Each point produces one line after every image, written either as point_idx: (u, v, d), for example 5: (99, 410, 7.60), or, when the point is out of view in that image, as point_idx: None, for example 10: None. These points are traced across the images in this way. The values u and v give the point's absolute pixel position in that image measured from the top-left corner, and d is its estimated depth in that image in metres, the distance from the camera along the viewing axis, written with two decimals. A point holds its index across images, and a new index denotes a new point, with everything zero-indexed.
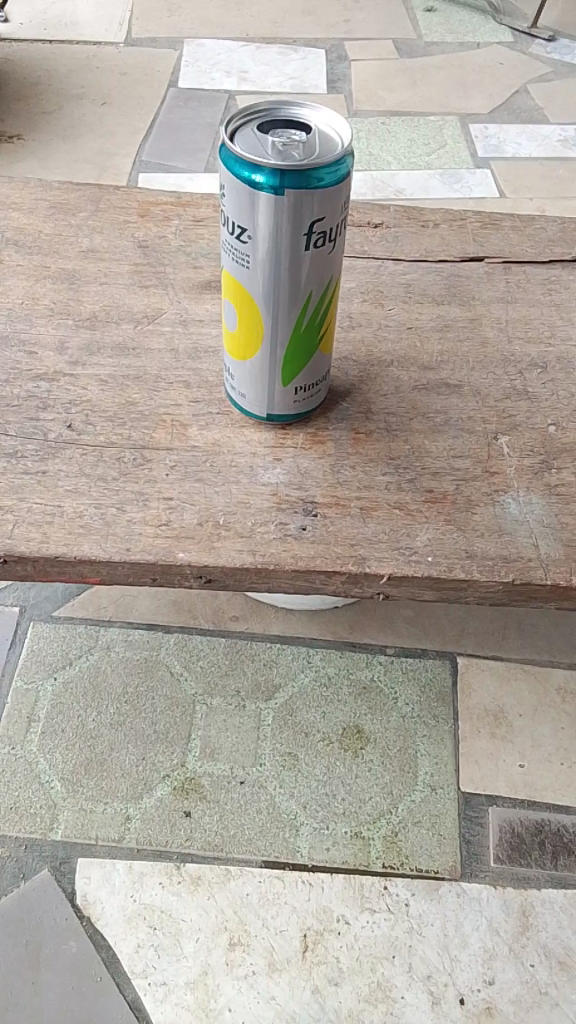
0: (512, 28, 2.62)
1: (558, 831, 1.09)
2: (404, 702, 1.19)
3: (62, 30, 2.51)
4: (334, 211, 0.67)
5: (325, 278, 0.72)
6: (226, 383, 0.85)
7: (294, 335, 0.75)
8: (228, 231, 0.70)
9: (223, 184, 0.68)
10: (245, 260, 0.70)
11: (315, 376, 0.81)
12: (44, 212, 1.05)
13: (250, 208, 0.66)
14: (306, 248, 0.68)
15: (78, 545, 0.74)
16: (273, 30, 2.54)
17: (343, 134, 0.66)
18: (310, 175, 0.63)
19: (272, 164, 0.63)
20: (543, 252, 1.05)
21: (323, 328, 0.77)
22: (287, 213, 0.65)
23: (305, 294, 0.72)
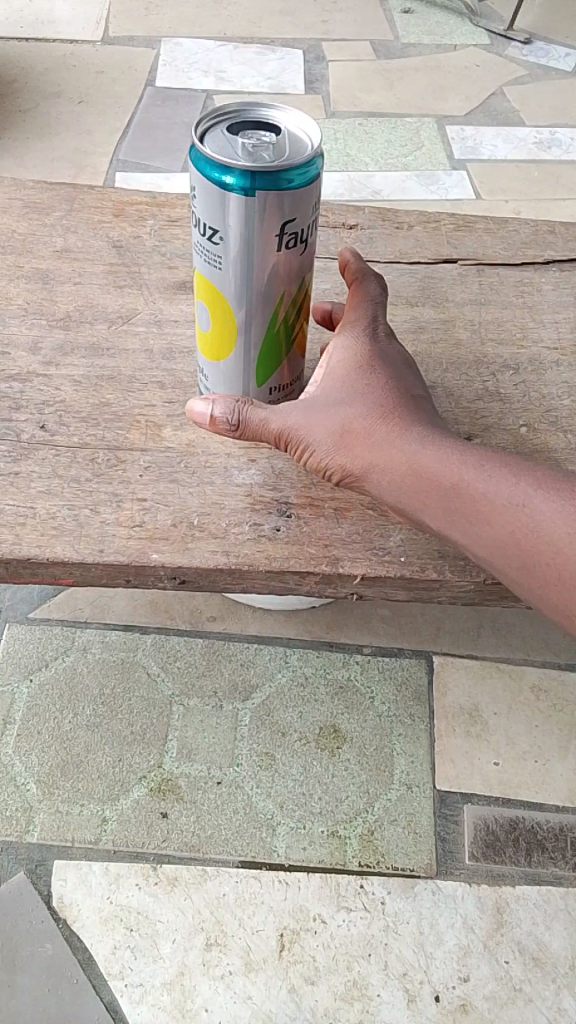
0: (488, 31, 2.63)
1: (532, 828, 1.11)
2: (380, 701, 1.19)
3: (39, 28, 2.49)
4: (305, 212, 0.68)
5: (297, 279, 0.73)
6: (199, 382, 0.85)
7: (267, 335, 0.75)
8: (199, 233, 0.70)
9: (194, 186, 0.68)
10: (216, 262, 0.70)
11: (289, 376, 0.81)
12: (17, 211, 1.04)
13: (222, 209, 0.66)
14: (278, 249, 0.69)
15: (51, 546, 0.74)
16: (251, 30, 2.54)
17: (313, 136, 0.67)
18: (281, 176, 0.63)
19: (243, 166, 0.63)
20: (516, 254, 1.06)
21: (295, 328, 0.77)
22: (257, 214, 0.65)
23: (278, 294, 0.72)
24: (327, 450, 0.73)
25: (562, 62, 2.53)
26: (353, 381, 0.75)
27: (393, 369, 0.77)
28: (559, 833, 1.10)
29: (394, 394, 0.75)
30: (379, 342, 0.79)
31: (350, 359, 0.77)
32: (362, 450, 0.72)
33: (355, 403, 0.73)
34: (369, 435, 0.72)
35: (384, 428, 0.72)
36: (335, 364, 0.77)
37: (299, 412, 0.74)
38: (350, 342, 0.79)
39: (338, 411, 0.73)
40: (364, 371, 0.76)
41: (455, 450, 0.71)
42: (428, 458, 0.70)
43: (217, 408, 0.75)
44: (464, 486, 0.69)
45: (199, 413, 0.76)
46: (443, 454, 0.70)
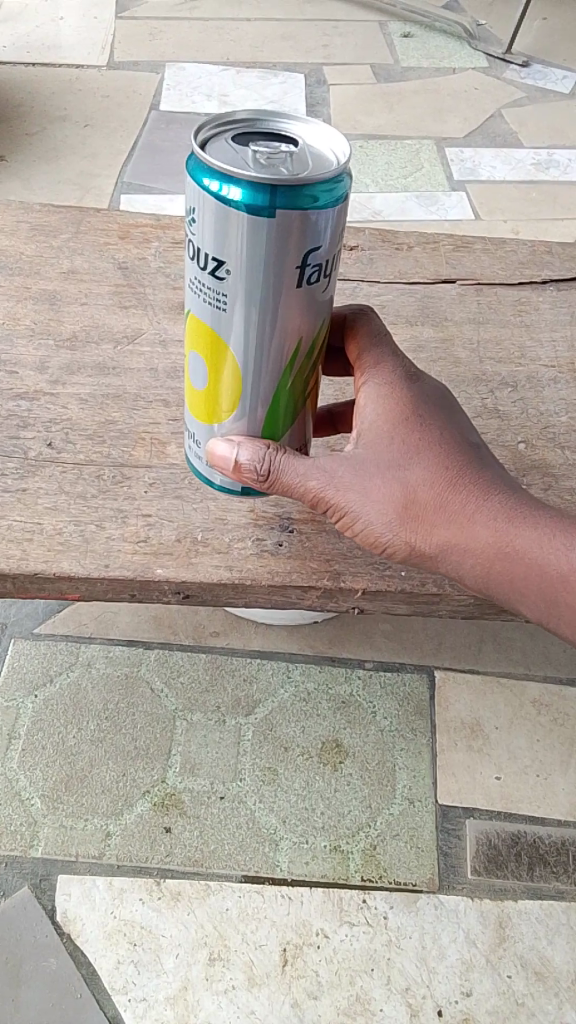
0: (487, 54, 2.68)
1: (534, 843, 1.11)
2: (382, 716, 1.20)
3: (45, 53, 2.54)
4: (330, 238, 0.61)
5: (319, 315, 0.66)
6: (189, 449, 0.78)
7: (280, 390, 0.69)
8: (199, 265, 0.63)
9: (195, 205, 0.60)
10: (220, 300, 0.63)
11: (302, 431, 0.75)
12: (24, 234, 1.07)
13: (229, 235, 0.59)
14: (299, 282, 0.62)
15: (58, 561, 0.75)
16: (253, 54, 2.59)
17: (338, 149, 0.59)
18: (306, 194, 0.56)
19: (260, 178, 0.55)
20: (514, 274, 1.08)
21: (311, 377, 0.71)
22: (276, 238, 0.58)
23: (295, 340, 0.66)
24: (384, 524, 0.69)
25: (560, 84, 2.57)
26: (406, 437, 0.70)
27: (442, 417, 0.73)
28: (560, 847, 1.11)
29: (450, 450, 0.71)
30: (414, 381, 0.74)
31: (394, 410, 0.72)
32: (426, 526, 0.69)
33: (413, 466, 0.69)
34: (436, 506, 0.69)
35: (450, 498, 0.69)
36: (378, 414, 0.72)
37: (349, 477, 0.69)
38: (385, 384, 0.73)
39: (397, 476, 0.69)
40: (414, 423, 0.71)
41: (528, 522, 0.70)
42: (503, 535, 0.69)
43: (244, 454, 0.70)
44: (546, 566, 0.69)
45: (222, 455, 0.72)
46: (520, 528, 0.69)
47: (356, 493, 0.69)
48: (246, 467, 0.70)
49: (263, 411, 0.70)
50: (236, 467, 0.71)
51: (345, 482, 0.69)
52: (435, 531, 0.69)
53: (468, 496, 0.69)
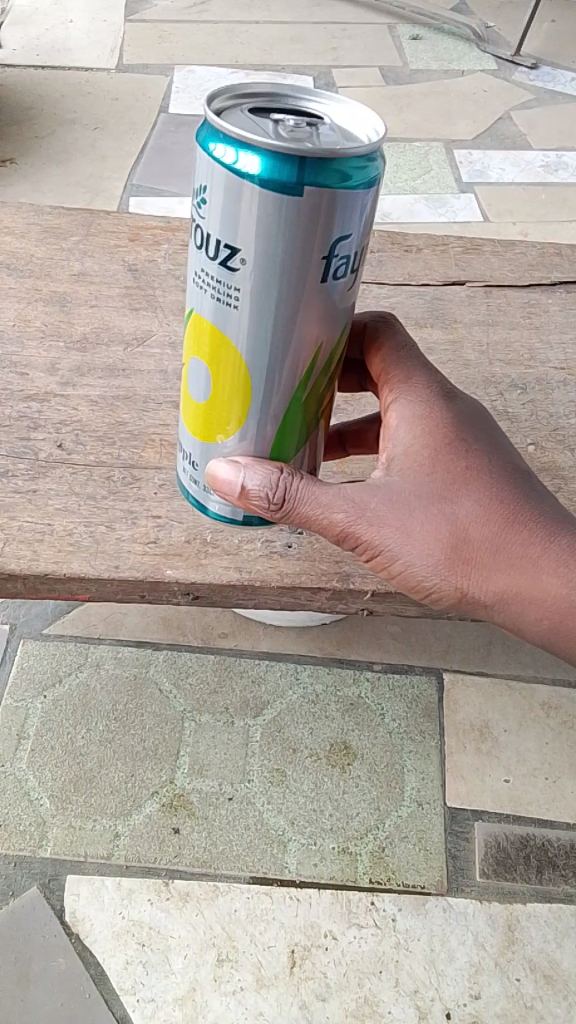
0: (495, 57, 2.68)
1: (543, 845, 1.11)
2: (391, 718, 1.20)
3: (55, 56, 2.55)
4: (358, 229, 0.55)
5: (340, 319, 0.60)
6: (184, 472, 0.72)
7: (294, 405, 0.63)
8: (207, 254, 0.56)
9: (207, 181, 0.54)
10: (232, 296, 0.56)
11: (313, 452, 0.70)
12: (35, 236, 1.07)
13: (243, 218, 0.53)
14: (322, 279, 0.56)
15: (68, 562, 0.76)
16: (262, 57, 2.59)
17: (372, 126, 0.54)
18: (335, 169, 0.51)
19: (286, 148, 0.50)
20: (523, 276, 1.08)
21: (326, 393, 0.65)
22: (302, 220, 0.52)
23: (313, 348, 0.60)
24: (424, 563, 0.65)
25: (569, 86, 2.57)
26: (454, 468, 0.67)
27: (483, 443, 0.69)
28: (569, 850, 1.11)
29: (494, 481, 0.67)
30: (453, 405, 0.71)
31: (431, 437, 0.68)
32: (470, 564, 0.65)
33: (460, 500, 0.65)
34: (482, 543, 0.65)
35: (497, 535, 0.65)
36: (412, 442, 0.68)
37: (385, 511, 0.65)
38: (422, 409, 0.70)
39: (443, 512, 0.65)
40: (459, 452, 0.67)
41: None
42: (556, 577, 0.66)
43: (251, 480, 0.64)
44: None
45: (225, 479, 0.65)
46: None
47: (394, 529, 0.65)
48: (255, 493, 0.64)
49: (273, 429, 0.64)
50: (243, 493, 0.64)
51: (380, 516, 0.65)
52: (484, 571, 0.65)
53: (520, 533, 0.66)
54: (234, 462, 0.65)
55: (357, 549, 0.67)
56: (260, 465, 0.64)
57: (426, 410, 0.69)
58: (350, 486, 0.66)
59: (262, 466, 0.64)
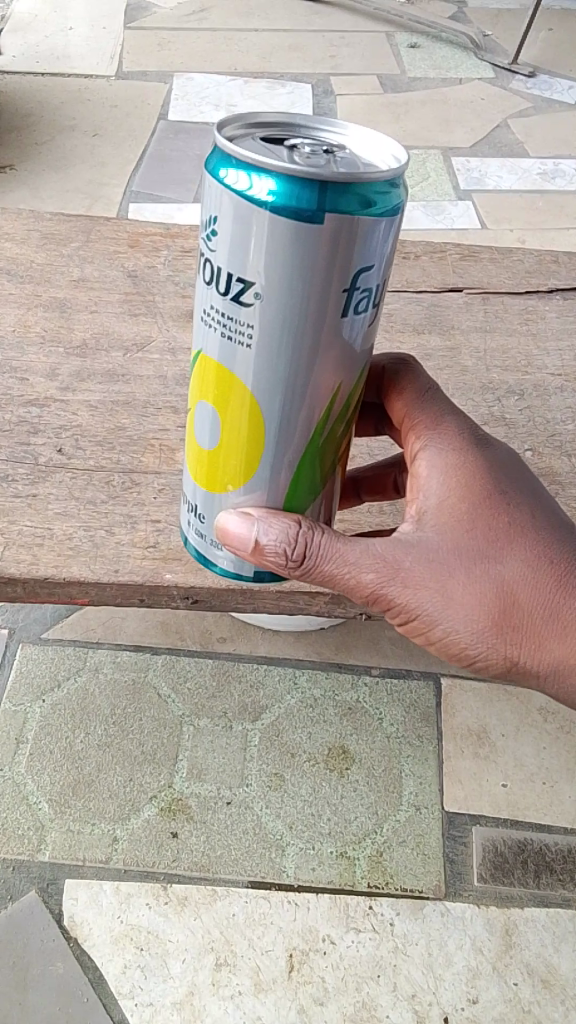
0: (493, 65, 2.70)
1: (541, 850, 1.11)
2: (389, 723, 1.20)
3: (55, 63, 2.57)
4: (381, 261, 0.49)
5: (360, 361, 0.54)
6: (189, 524, 0.65)
7: (311, 452, 0.56)
8: (217, 289, 0.50)
9: (215, 211, 0.48)
10: (245, 335, 0.50)
11: (328, 504, 0.63)
12: (35, 242, 1.08)
13: (252, 243, 0.47)
14: (343, 314, 0.49)
15: (67, 566, 0.76)
16: (261, 64, 2.61)
17: (395, 153, 0.48)
18: (355, 193, 0.45)
19: (303, 172, 0.44)
20: (520, 283, 1.09)
21: (342, 440, 0.59)
22: (322, 250, 0.46)
23: (332, 391, 0.54)
24: (464, 628, 0.60)
25: (566, 94, 2.59)
26: (494, 522, 0.62)
27: (520, 491, 0.64)
28: (567, 855, 1.11)
29: (536, 534, 0.62)
30: (486, 450, 0.66)
31: (466, 488, 0.63)
32: (515, 628, 0.61)
33: (503, 559, 0.61)
34: (528, 605, 0.61)
35: (543, 596, 0.61)
36: (446, 494, 0.63)
37: (421, 572, 0.60)
38: (455, 456, 0.65)
39: (485, 573, 0.60)
40: (498, 504, 0.63)
41: None
42: None
43: (267, 534, 0.57)
44: None
45: (236, 534, 0.58)
46: None
47: (432, 591, 0.60)
48: (270, 548, 0.58)
49: (287, 479, 0.58)
50: (256, 549, 0.58)
51: (416, 578, 0.60)
52: (531, 635, 0.61)
53: (569, 593, 0.61)
54: (246, 516, 0.58)
55: (388, 612, 0.62)
56: (275, 517, 0.58)
57: (458, 457, 0.64)
58: (381, 543, 0.60)
59: (278, 518, 0.58)
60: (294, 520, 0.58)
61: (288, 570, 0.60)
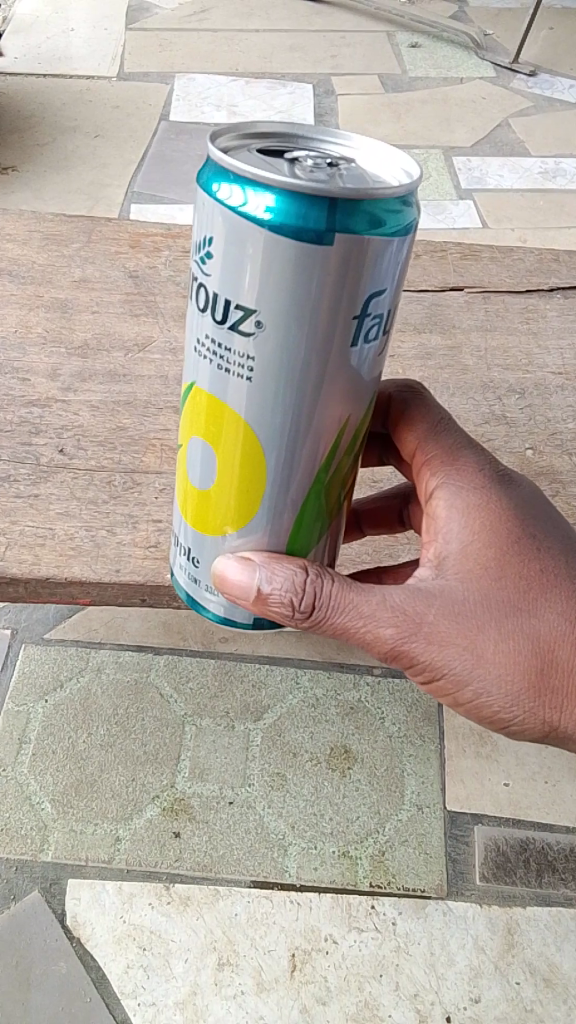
0: (494, 64, 2.70)
1: (543, 849, 1.11)
2: (391, 722, 1.21)
3: (57, 64, 2.57)
4: (393, 284, 0.48)
5: (368, 390, 0.52)
6: (180, 567, 0.62)
7: (316, 488, 0.54)
8: (214, 317, 0.48)
9: (210, 229, 0.46)
10: (244, 369, 0.48)
11: (333, 543, 0.61)
12: (36, 243, 1.08)
13: (249, 265, 0.45)
14: (353, 341, 0.48)
15: (69, 567, 0.76)
16: (262, 65, 2.61)
17: (406, 168, 0.47)
18: (364, 211, 0.44)
19: (308, 189, 0.42)
20: (521, 282, 1.09)
21: (350, 472, 0.57)
22: (330, 273, 0.44)
23: (340, 424, 0.52)
24: (493, 683, 0.59)
25: (567, 93, 2.59)
26: (522, 573, 0.60)
27: (547, 535, 0.62)
28: (569, 854, 1.11)
29: (568, 582, 0.61)
30: (510, 490, 0.64)
31: (491, 534, 0.61)
32: (547, 683, 0.60)
33: (534, 613, 0.59)
34: (561, 660, 0.60)
35: None
36: (470, 541, 0.61)
37: (446, 626, 0.58)
38: (478, 498, 0.63)
39: (517, 629, 0.59)
40: (526, 552, 0.61)
41: None
42: None
43: (272, 582, 0.55)
44: None
45: (237, 582, 0.55)
46: None
47: (459, 647, 0.58)
48: (275, 596, 0.55)
49: (290, 519, 0.56)
50: (259, 597, 0.55)
51: (442, 635, 0.58)
52: (565, 687, 0.60)
53: None
54: (246, 563, 0.55)
55: (411, 666, 0.60)
56: (279, 564, 0.56)
57: (481, 500, 0.63)
58: (399, 594, 0.59)
59: (282, 564, 0.56)
60: (300, 566, 0.56)
61: (293, 619, 0.58)
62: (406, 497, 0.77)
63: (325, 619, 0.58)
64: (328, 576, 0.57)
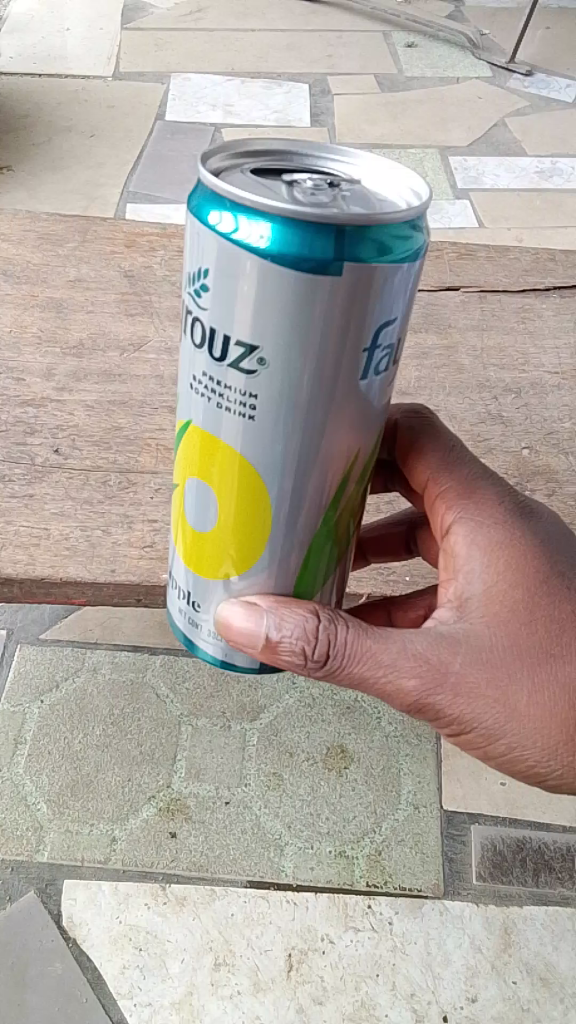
0: (490, 64, 2.70)
1: (539, 849, 1.11)
2: (387, 722, 1.21)
3: (52, 64, 2.56)
4: (403, 312, 0.46)
5: (375, 420, 0.51)
6: (178, 610, 0.60)
7: (322, 527, 0.53)
8: (213, 356, 0.47)
9: (204, 259, 0.45)
10: (246, 407, 0.47)
11: (341, 580, 0.60)
12: (31, 242, 1.08)
13: (241, 295, 0.44)
14: (363, 373, 0.47)
15: (64, 567, 0.76)
16: (258, 64, 2.61)
17: (415, 188, 0.46)
18: (372, 238, 0.42)
19: (308, 216, 0.41)
20: (517, 281, 1.09)
21: (357, 506, 0.56)
22: (338, 305, 0.43)
23: (350, 457, 0.51)
24: (524, 735, 0.59)
25: (563, 93, 2.59)
26: (551, 617, 0.59)
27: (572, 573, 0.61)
28: (566, 853, 1.11)
29: None
30: (532, 525, 0.63)
31: (515, 575, 0.60)
32: None
33: (564, 659, 0.59)
34: None
35: None
36: (493, 582, 0.60)
37: (474, 675, 0.57)
38: (500, 536, 0.62)
39: (547, 677, 0.58)
40: (552, 593, 0.60)
41: None
42: None
43: (281, 630, 0.55)
44: None
45: (244, 630, 0.55)
46: None
47: (490, 700, 0.58)
48: (285, 644, 0.55)
49: (296, 561, 0.55)
50: (267, 644, 0.55)
51: (470, 685, 0.57)
52: None
53: None
54: (254, 612, 0.55)
55: (437, 718, 0.59)
56: (287, 611, 0.55)
57: (503, 537, 0.61)
58: (423, 642, 0.58)
59: (290, 612, 0.55)
60: (311, 612, 0.56)
61: (306, 667, 0.58)
62: (413, 526, 0.77)
63: (340, 669, 0.58)
64: (343, 622, 0.57)
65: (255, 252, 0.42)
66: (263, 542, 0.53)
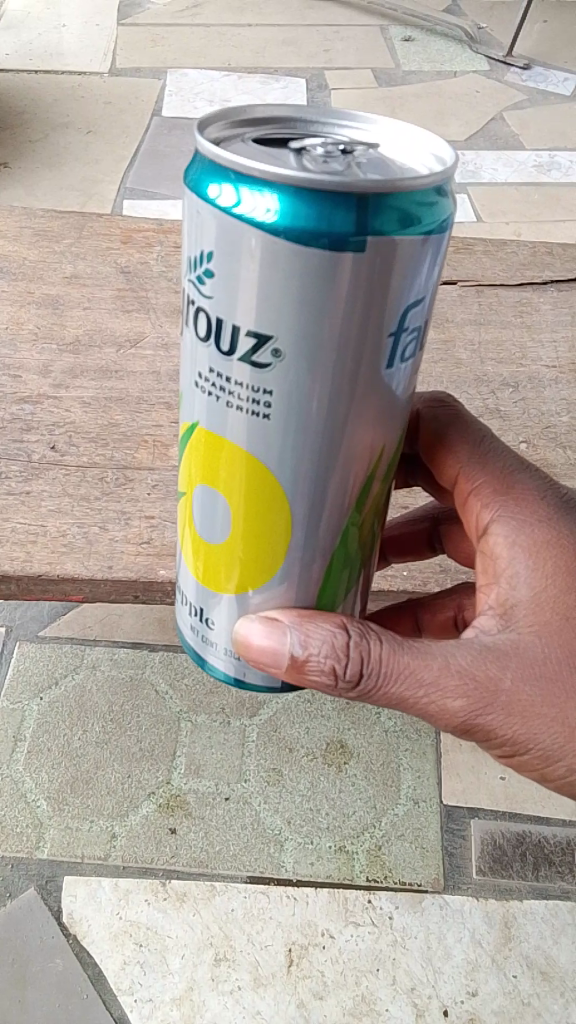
0: (487, 57, 2.69)
1: (539, 843, 1.11)
2: (387, 716, 1.21)
3: (48, 60, 2.56)
4: (429, 292, 0.46)
5: (399, 404, 0.50)
6: (189, 626, 0.60)
7: (345, 531, 0.53)
8: (221, 349, 0.46)
9: (206, 245, 0.44)
10: (260, 403, 0.46)
11: (364, 588, 0.60)
12: (28, 239, 1.08)
13: (245, 282, 0.43)
14: (388, 362, 0.46)
15: (61, 563, 0.76)
16: (255, 60, 2.60)
17: (438, 151, 0.45)
18: (394, 207, 0.41)
19: (321, 185, 0.40)
20: (515, 275, 1.08)
21: (382, 503, 0.56)
22: (361, 289, 0.42)
23: (376, 452, 0.51)
24: None
25: (562, 87, 2.58)
26: None
27: None
28: (566, 846, 1.11)
29: None
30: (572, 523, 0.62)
31: (563, 578, 0.59)
32: None
33: None
34: None
35: None
36: (541, 588, 0.59)
37: (528, 691, 0.57)
38: (544, 540, 0.61)
39: None
40: None
41: None
42: None
43: (309, 648, 0.55)
44: None
45: (267, 648, 0.54)
46: None
47: (546, 717, 0.57)
48: (313, 659, 0.55)
49: (318, 569, 0.54)
50: (292, 661, 0.55)
51: (523, 703, 0.57)
52: None
53: None
54: (277, 630, 0.54)
55: (488, 739, 0.58)
56: (313, 626, 0.55)
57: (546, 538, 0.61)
58: (466, 658, 0.56)
59: (316, 627, 0.55)
60: (340, 627, 0.56)
61: (338, 688, 0.57)
62: (436, 521, 0.77)
63: (376, 690, 0.57)
64: (376, 638, 0.56)
65: (259, 241, 0.42)
66: (276, 545, 0.52)
